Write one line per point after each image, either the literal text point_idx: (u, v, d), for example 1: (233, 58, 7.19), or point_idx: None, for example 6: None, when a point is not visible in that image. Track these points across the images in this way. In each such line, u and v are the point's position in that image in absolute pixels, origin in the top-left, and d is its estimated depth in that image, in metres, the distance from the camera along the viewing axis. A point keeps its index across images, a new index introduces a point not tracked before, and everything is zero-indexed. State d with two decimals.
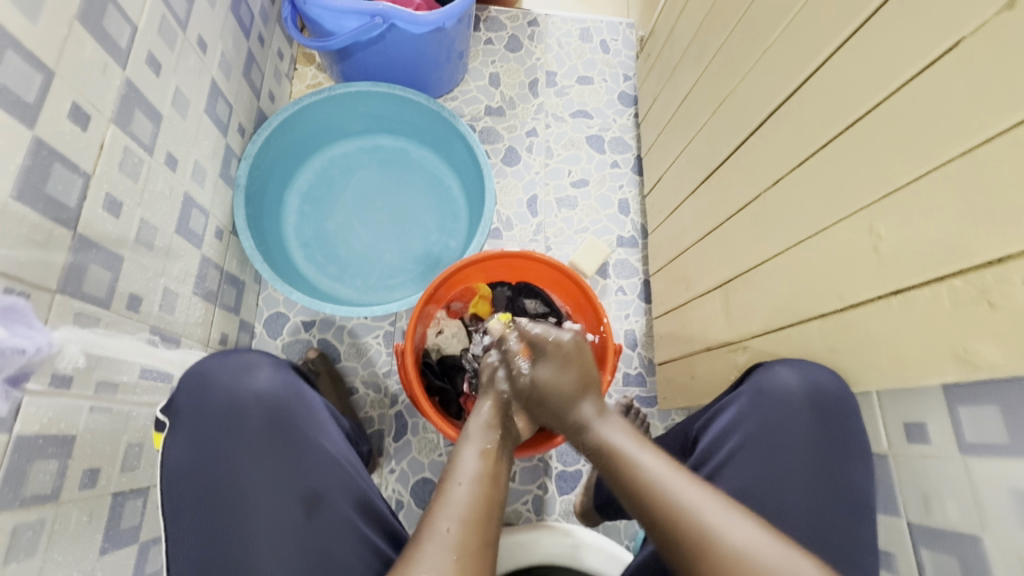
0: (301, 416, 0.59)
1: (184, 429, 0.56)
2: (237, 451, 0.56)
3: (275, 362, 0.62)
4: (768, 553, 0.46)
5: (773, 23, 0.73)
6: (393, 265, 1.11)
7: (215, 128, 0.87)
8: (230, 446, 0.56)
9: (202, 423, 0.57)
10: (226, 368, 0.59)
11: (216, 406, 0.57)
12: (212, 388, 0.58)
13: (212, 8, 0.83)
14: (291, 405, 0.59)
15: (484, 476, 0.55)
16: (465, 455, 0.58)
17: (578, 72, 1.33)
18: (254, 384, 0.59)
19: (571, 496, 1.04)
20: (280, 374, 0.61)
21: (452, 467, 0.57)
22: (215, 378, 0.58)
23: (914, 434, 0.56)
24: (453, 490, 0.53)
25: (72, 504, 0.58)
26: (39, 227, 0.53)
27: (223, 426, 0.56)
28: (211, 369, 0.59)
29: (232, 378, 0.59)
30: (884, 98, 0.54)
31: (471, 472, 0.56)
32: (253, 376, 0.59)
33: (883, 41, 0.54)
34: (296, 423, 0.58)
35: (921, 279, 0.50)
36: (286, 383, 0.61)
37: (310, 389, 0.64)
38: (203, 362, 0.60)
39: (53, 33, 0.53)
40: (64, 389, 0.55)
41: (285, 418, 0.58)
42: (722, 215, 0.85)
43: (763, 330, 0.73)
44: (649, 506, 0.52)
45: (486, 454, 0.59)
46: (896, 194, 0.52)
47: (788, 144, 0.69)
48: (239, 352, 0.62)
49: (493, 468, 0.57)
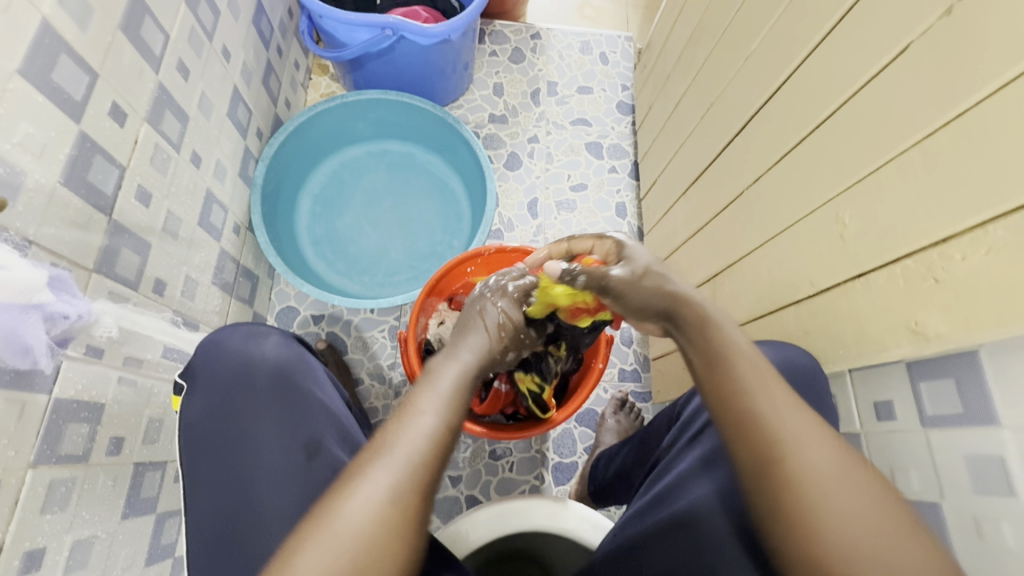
0: (304, 377, 0.63)
1: (198, 388, 0.62)
2: (245, 406, 0.60)
3: (282, 334, 0.67)
4: (854, 498, 0.41)
5: (753, 33, 0.78)
6: (399, 263, 1.16)
7: (235, 130, 0.93)
8: (239, 402, 0.61)
9: (214, 381, 0.62)
10: (236, 336, 0.65)
11: (226, 367, 0.62)
12: (223, 352, 0.63)
13: (236, 21, 0.90)
14: (294, 367, 0.63)
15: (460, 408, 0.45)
16: (444, 372, 0.46)
17: (578, 82, 1.39)
18: (261, 350, 0.64)
19: (568, 486, 1.07)
20: (286, 343, 0.66)
21: (424, 381, 0.46)
22: (227, 344, 0.64)
23: (883, 412, 0.60)
24: (421, 418, 0.43)
25: (100, 468, 0.63)
26: (81, 211, 0.59)
27: (232, 384, 0.61)
28: (223, 336, 0.65)
29: (241, 345, 0.64)
30: (848, 98, 0.59)
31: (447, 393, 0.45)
32: (261, 344, 0.64)
33: (847, 48, 0.59)
34: (299, 383, 0.62)
35: (880, 262, 0.54)
36: (290, 350, 0.65)
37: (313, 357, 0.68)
38: (216, 332, 0.66)
39: (99, 40, 0.60)
40: (97, 359, 0.61)
41: (286, 377, 0.62)
42: (710, 213, 0.90)
43: (747, 320, 0.77)
44: (732, 387, 0.47)
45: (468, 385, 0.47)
46: (858, 186, 0.57)
47: (767, 144, 0.74)
48: (248, 324, 0.68)
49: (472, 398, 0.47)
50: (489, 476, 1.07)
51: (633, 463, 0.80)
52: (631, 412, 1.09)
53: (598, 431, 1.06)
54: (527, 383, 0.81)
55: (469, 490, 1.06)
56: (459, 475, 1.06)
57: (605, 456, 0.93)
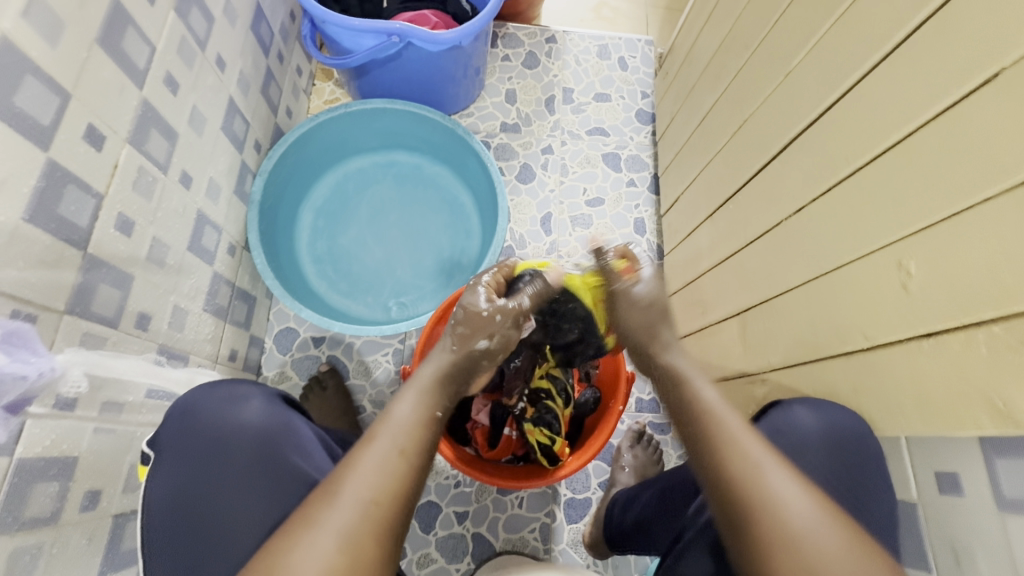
0: (288, 446, 0.59)
1: (169, 461, 0.58)
2: (221, 481, 0.57)
3: (265, 394, 0.63)
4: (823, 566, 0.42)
5: (798, 46, 0.70)
6: (404, 282, 1.10)
7: (231, 145, 0.87)
8: (214, 477, 0.57)
9: (187, 453, 0.58)
10: (213, 399, 0.61)
11: (201, 437, 0.59)
12: (199, 420, 0.60)
13: (233, 27, 0.84)
14: (275, 436, 0.59)
15: (419, 439, 0.49)
16: (403, 399, 0.53)
17: (595, 89, 1.31)
18: (241, 416, 0.60)
19: (580, 524, 1.01)
20: (270, 405, 0.62)
21: (386, 413, 0.51)
22: (202, 411, 0.60)
23: (946, 485, 0.53)
24: (383, 445, 0.47)
25: (72, 527, 0.58)
26: (51, 248, 0.53)
27: (206, 456, 0.58)
28: (199, 401, 0.61)
29: (219, 411, 0.60)
30: (919, 128, 0.51)
31: (406, 423, 0.50)
32: (241, 410, 0.60)
33: (915, 70, 0.52)
34: (281, 453, 0.59)
35: (956, 323, 0.47)
36: (270, 414, 0.62)
37: (300, 416, 0.64)
38: (191, 396, 0.62)
39: (73, 57, 0.54)
40: (68, 412, 0.55)
41: (267, 448, 0.59)
42: (742, 240, 0.83)
43: (786, 363, 0.70)
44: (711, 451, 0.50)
45: (431, 418, 0.52)
46: (927, 232, 0.49)
47: (812, 172, 0.67)
48: (227, 383, 0.63)
49: (434, 433, 0.51)
50: (497, 512, 1.00)
51: (655, 514, 0.74)
52: (649, 446, 1.02)
53: (613, 466, 1.00)
54: (536, 435, 0.80)
55: (475, 528, 0.99)
56: (465, 511, 1.00)
57: (623, 497, 0.87)
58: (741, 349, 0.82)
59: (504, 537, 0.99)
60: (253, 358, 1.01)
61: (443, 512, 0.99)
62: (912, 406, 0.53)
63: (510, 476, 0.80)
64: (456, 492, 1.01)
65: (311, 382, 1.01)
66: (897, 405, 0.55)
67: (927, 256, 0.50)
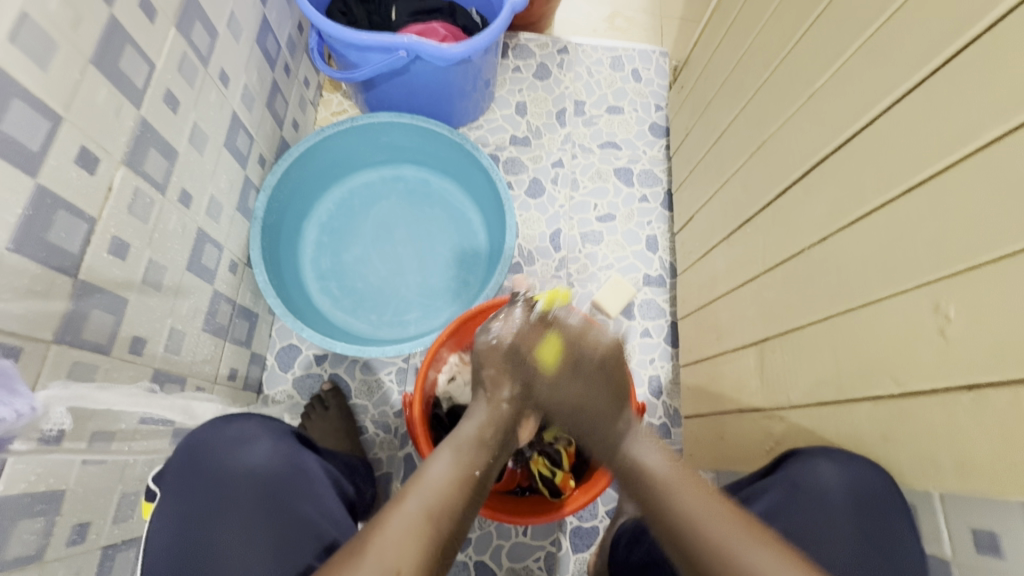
0: (297, 490, 0.58)
1: (168, 504, 0.56)
2: (219, 528, 0.54)
3: (274, 435, 0.62)
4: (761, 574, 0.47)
5: (824, 65, 0.67)
6: (409, 299, 1.07)
7: (234, 161, 0.85)
8: (213, 523, 0.55)
9: (188, 497, 0.56)
10: (221, 441, 0.59)
11: (204, 480, 0.57)
12: (209, 458, 0.58)
13: (237, 42, 0.82)
14: (284, 479, 0.58)
15: (451, 500, 0.51)
16: (438, 460, 0.55)
17: (608, 101, 1.28)
18: (249, 460, 0.58)
19: (586, 554, 0.97)
20: (278, 448, 0.60)
21: (420, 474, 0.53)
22: (214, 449, 0.59)
23: (984, 545, 0.48)
24: (415, 506, 0.48)
25: (58, 563, 0.56)
26: (39, 277, 0.51)
27: (208, 501, 0.56)
28: (205, 441, 0.59)
29: (226, 452, 0.59)
30: (959, 160, 0.47)
31: (440, 484, 0.52)
32: (248, 452, 0.59)
33: (956, 98, 0.49)
34: (289, 497, 0.57)
35: (1001, 377, 0.43)
36: (282, 456, 0.60)
37: (308, 454, 0.64)
38: (198, 435, 0.60)
39: (65, 79, 0.52)
40: (55, 447, 0.53)
41: (274, 489, 0.57)
42: (760, 267, 0.79)
43: (808, 400, 0.67)
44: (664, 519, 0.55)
45: (463, 478, 0.53)
46: (971, 274, 0.46)
47: (838, 199, 0.63)
48: (239, 422, 0.62)
49: (465, 496, 0.52)
50: (501, 539, 0.97)
51: (660, 557, 0.71)
52: None
53: (621, 494, 0.96)
54: (540, 464, 0.81)
55: (478, 555, 0.96)
56: (467, 537, 0.96)
57: (627, 532, 0.83)
58: (758, 380, 0.78)
59: (508, 566, 0.96)
60: (254, 376, 0.99)
61: None
62: (949, 460, 0.49)
63: (512, 509, 0.77)
64: None
65: (313, 401, 0.98)
66: (932, 458, 0.51)
67: (967, 300, 0.46)
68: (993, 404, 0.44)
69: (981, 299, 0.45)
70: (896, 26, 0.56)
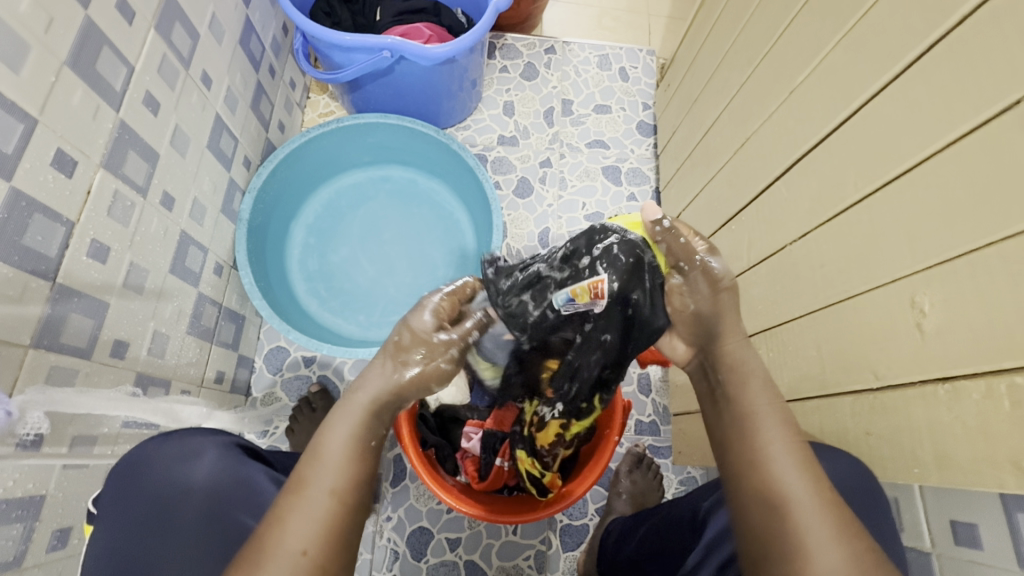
0: (237, 505, 0.57)
1: (105, 524, 0.55)
2: (156, 544, 0.54)
3: (220, 447, 0.61)
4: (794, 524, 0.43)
5: (803, 63, 0.68)
6: (397, 301, 1.07)
7: (218, 162, 0.85)
8: (149, 540, 0.54)
9: (123, 515, 0.55)
10: (162, 456, 0.58)
11: (147, 493, 0.56)
12: (149, 473, 0.57)
13: (220, 43, 0.82)
14: (226, 493, 0.57)
15: (354, 475, 0.46)
16: (334, 429, 0.48)
17: (596, 100, 1.28)
18: (191, 474, 0.58)
19: (576, 552, 0.97)
20: (223, 462, 0.60)
21: (317, 451, 0.47)
22: (156, 463, 0.58)
23: (963, 536, 0.49)
24: (314, 491, 0.44)
25: (37, 568, 0.56)
26: (14, 281, 0.51)
27: (144, 517, 0.55)
28: (145, 457, 0.58)
29: (165, 467, 0.58)
30: (931, 156, 0.48)
31: (338, 459, 0.46)
32: (189, 467, 0.58)
33: (930, 93, 0.49)
34: (232, 511, 0.56)
35: (974, 370, 0.44)
36: (226, 470, 0.59)
37: (256, 466, 0.62)
38: (140, 450, 0.60)
39: (39, 81, 0.52)
40: (33, 452, 0.53)
41: (218, 503, 0.56)
42: (744, 263, 0.80)
43: (793, 396, 0.67)
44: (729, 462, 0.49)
45: (365, 450, 0.48)
46: (944, 268, 0.46)
47: (818, 197, 0.64)
48: (183, 436, 0.61)
49: (370, 467, 0.47)
50: (491, 539, 0.97)
51: (647, 554, 0.71)
52: (649, 470, 0.98)
53: (610, 491, 0.96)
54: (528, 464, 0.77)
55: (468, 555, 0.96)
56: (457, 537, 0.96)
57: (618, 528, 0.83)
58: None
59: (498, 565, 0.96)
60: (241, 379, 0.98)
61: (435, 539, 0.96)
62: (926, 454, 0.49)
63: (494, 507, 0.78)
64: (449, 518, 0.97)
65: (301, 403, 0.98)
66: (910, 452, 0.51)
67: (942, 294, 0.47)
68: (967, 398, 0.45)
69: (955, 293, 0.46)
70: (872, 23, 0.56)
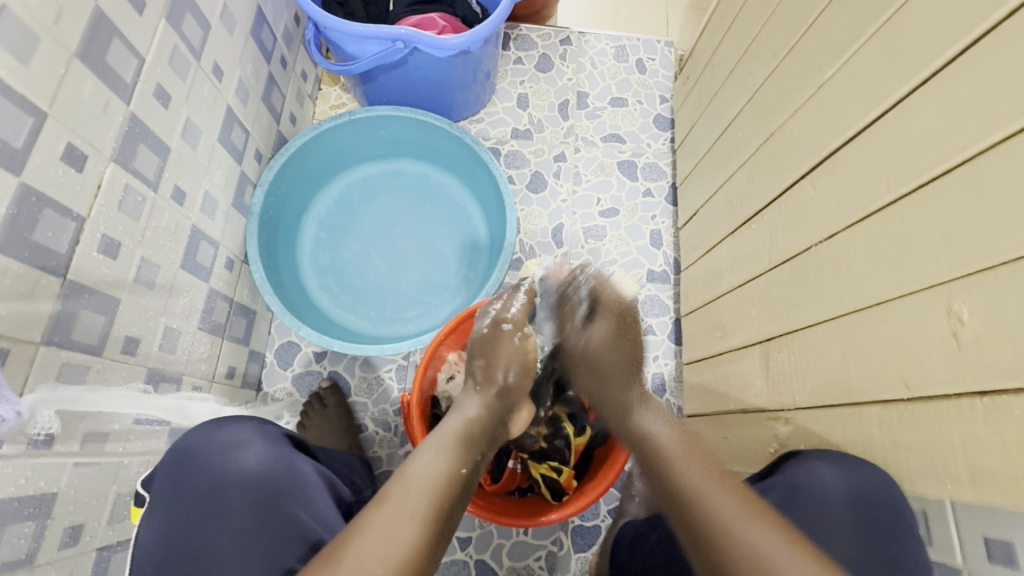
0: (284, 492, 0.56)
1: (159, 502, 0.56)
2: (215, 536, 0.53)
3: (267, 438, 0.60)
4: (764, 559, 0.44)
5: (833, 57, 0.65)
6: (409, 296, 1.06)
7: (229, 156, 0.84)
8: (209, 530, 0.53)
9: (179, 507, 0.55)
10: (212, 445, 0.58)
11: (198, 481, 0.56)
12: (199, 461, 0.57)
13: (231, 34, 0.80)
14: (272, 481, 0.56)
15: (436, 500, 0.44)
16: (423, 453, 0.48)
17: (611, 93, 1.25)
18: (242, 463, 0.57)
19: (587, 553, 0.96)
20: (270, 450, 0.59)
21: (403, 470, 0.46)
22: (204, 452, 0.57)
23: (997, 555, 0.46)
24: (397, 514, 0.43)
25: (50, 566, 0.56)
26: (24, 277, 0.50)
27: (200, 504, 0.55)
28: (195, 445, 0.58)
29: (218, 456, 0.57)
30: (971, 158, 0.46)
31: (422, 481, 0.45)
32: (239, 456, 0.57)
33: (975, 90, 0.46)
34: (277, 498, 0.55)
35: (1018, 385, 0.41)
36: (274, 458, 0.58)
37: (304, 458, 0.61)
38: (191, 438, 0.59)
39: (47, 74, 0.51)
40: (45, 450, 0.53)
41: (266, 492, 0.55)
42: (764, 264, 0.77)
43: (815, 403, 0.65)
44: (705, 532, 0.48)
45: (453, 476, 0.47)
46: (987, 274, 0.44)
47: (845, 198, 0.61)
48: (230, 425, 0.61)
49: (455, 495, 0.46)
50: (501, 539, 0.96)
51: (660, 562, 0.69)
52: None
53: (623, 494, 0.95)
54: (542, 469, 0.79)
55: (478, 554, 0.95)
56: (468, 536, 0.96)
57: (629, 534, 0.82)
58: (764, 381, 0.76)
59: (509, 565, 0.95)
60: (252, 374, 0.98)
61: None
62: (961, 469, 0.47)
63: (513, 511, 0.77)
64: (460, 517, 0.97)
65: (312, 398, 0.98)
66: (942, 467, 0.49)
67: (983, 301, 0.44)
68: (1009, 414, 0.42)
69: (997, 301, 0.43)
70: (911, 13, 0.53)
